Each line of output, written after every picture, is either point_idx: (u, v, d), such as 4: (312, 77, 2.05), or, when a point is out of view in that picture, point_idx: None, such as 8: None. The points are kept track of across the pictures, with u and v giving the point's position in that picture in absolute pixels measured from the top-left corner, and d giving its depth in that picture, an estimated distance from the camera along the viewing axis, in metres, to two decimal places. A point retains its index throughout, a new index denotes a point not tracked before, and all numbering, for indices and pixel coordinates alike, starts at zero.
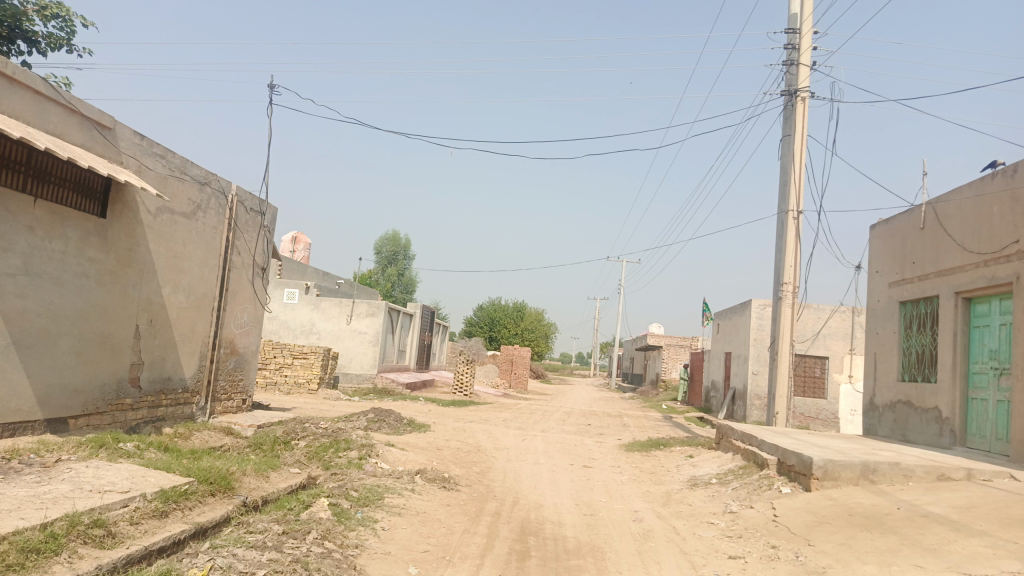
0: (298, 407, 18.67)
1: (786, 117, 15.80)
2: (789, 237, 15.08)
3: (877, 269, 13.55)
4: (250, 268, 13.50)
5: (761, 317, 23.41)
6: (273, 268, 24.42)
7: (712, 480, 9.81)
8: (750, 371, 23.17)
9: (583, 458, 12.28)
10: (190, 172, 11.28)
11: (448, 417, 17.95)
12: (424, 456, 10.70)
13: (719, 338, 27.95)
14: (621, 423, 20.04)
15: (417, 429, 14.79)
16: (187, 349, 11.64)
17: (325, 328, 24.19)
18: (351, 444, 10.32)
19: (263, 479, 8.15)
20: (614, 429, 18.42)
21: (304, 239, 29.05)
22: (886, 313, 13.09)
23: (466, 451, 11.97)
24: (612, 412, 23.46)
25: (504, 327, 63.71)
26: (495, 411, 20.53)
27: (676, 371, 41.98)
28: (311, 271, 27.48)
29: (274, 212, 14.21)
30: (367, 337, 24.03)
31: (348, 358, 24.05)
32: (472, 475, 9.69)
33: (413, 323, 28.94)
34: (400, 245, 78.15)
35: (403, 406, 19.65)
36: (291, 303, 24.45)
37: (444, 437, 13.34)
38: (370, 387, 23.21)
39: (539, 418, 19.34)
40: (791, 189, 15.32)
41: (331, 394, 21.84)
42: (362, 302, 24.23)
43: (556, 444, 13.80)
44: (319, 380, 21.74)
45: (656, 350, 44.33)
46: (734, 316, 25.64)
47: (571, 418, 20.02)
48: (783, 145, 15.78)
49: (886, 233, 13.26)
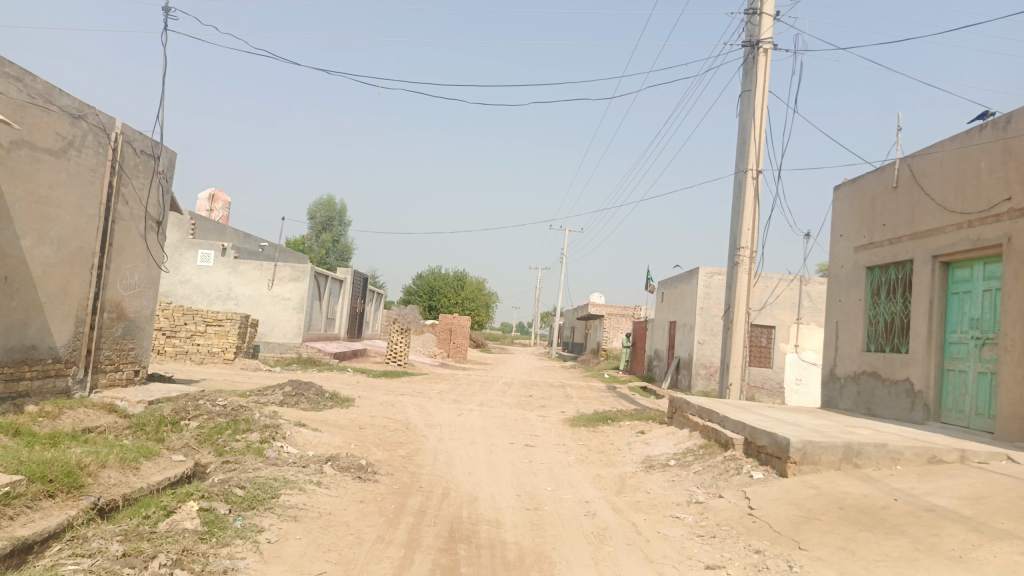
0: (209, 379, 16.88)
1: (746, 71, 14.49)
2: (748, 200, 13.90)
3: (841, 232, 12.59)
4: (141, 221, 11.77)
5: (708, 285, 22.61)
6: (185, 227, 22.27)
7: (670, 462, 8.66)
8: (696, 340, 22.39)
9: (524, 436, 11.03)
10: (59, 101, 9.37)
11: (378, 390, 16.47)
12: (341, 437, 9.23)
13: (663, 307, 27.17)
14: (564, 395, 18.94)
15: (340, 404, 13.28)
16: (59, 313, 9.82)
17: (244, 294, 22.29)
18: (252, 425, 8.75)
19: (129, 473, 6.54)
20: (557, 402, 17.26)
21: (223, 197, 26.83)
22: (850, 279, 12.16)
23: (391, 430, 10.54)
24: (555, 383, 22.38)
25: (443, 296, 62.14)
26: (429, 383, 19.13)
27: (618, 341, 41.38)
28: (230, 232, 25.40)
29: (171, 158, 12.40)
30: (291, 303, 22.24)
31: (270, 325, 22.21)
32: (396, 460, 8.29)
33: (344, 289, 27.19)
34: (336, 211, 75.32)
35: (329, 378, 18.05)
36: (206, 266, 22.36)
37: (369, 414, 11.88)
38: (294, 357, 21.49)
39: (476, 390, 18.02)
40: (753, 148, 14.02)
41: (249, 365, 20.08)
42: (285, 265, 22.35)
43: (494, 419, 12.50)
44: (235, 349, 19.99)
45: (597, 319, 43.57)
46: (680, 284, 24.78)
47: (512, 390, 18.79)
48: (743, 101, 14.49)
49: (853, 193, 12.30)
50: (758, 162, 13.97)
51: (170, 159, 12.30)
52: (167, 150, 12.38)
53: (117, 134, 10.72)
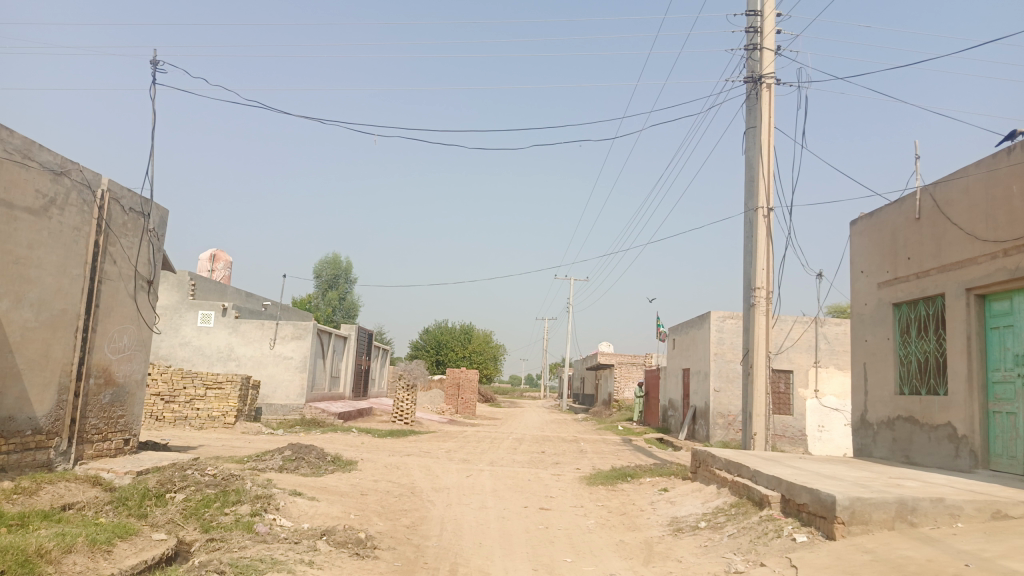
0: (207, 445, 16.15)
1: (750, 107, 14.15)
2: (760, 238, 13.26)
3: (861, 268, 11.98)
4: (131, 281, 11.34)
5: (721, 330, 21.91)
6: (185, 287, 21.85)
7: (700, 524, 7.90)
8: (712, 388, 21.60)
9: (539, 498, 10.27)
10: (39, 158, 9.03)
11: (383, 451, 15.70)
12: (340, 506, 8.50)
13: (675, 355, 26.42)
14: (578, 450, 18.11)
15: (342, 468, 12.54)
16: (39, 379, 9.24)
17: (245, 354, 21.72)
18: (242, 496, 8.05)
19: (100, 557, 5.84)
20: (571, 458, 16.43)
21: (224, 257, 26.51)
22: (876, 317, 11.49)
23: (396, 496, 9.81)
24: (567, 437, 21.54)
25: (451, 350, 61.37)
26: (437, 442, 18.35)
27: (629, 391, 40.43)
28: (231, 292, 24.98)
29: (160, 215, 12.13)
30: (293, 363, 21.62)
31: (272, 386, 21.55)
32: (399, 531, 7.57)
33: (348, 346, 26.60)
34: (341, 268, 75.30)
35: (332, 440, 17.30)
36: (206, 327, 21.87)
37: (373, 479, 11.15)
38: (296, 419, 20.76)
39: (486, 448, 17.22)
40: (763, 184, 13.47)
41: (251, 428, 19.36)
42: (287, 323, 21.83)
43: (506, 480, 11.73)
44: (235, 413, 19.32)
45: (607, 369, 42.71)
46: (691, 330, 24.08)
47: (523, 446, 18.00)
48: (748, 137, 14.09)
49: (871, 227, 11.74)
50: (768, 198, 13.40)
51: (160, 217, 12.10)
52: (157, 206, 12.07)
53: (102, 190, 10.40)
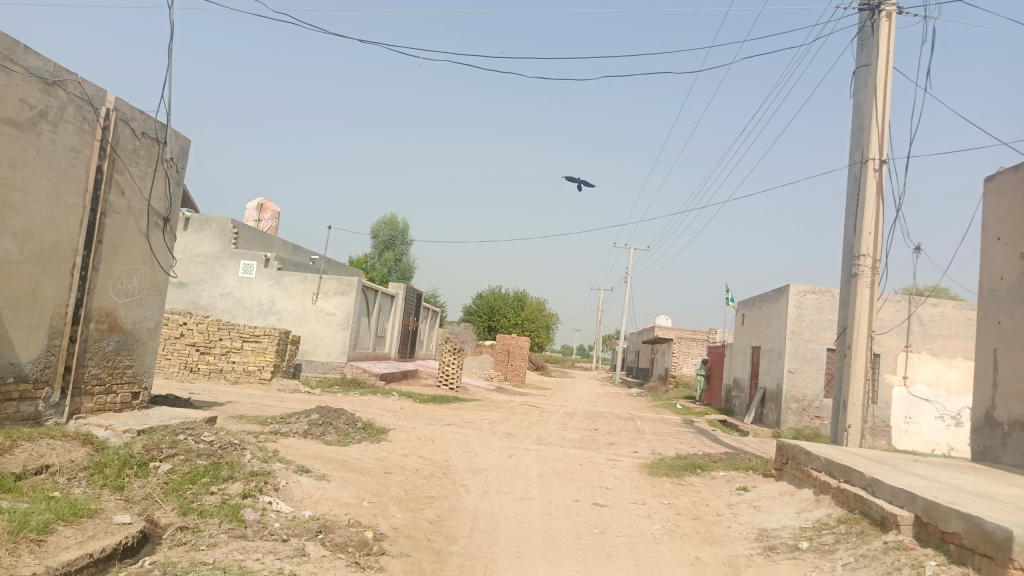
0: (236, 401, 15.11)
1: (863, 42, 12.13)
2: (868, 195, 11.25)
3: (997, 234, 9.87)
4: (143, 216, 10.12)
5: (801, 306, 19.80)
6: (227, 235, 20.83)
7: (800, 544, 6.19)
8: (787, 369, 19.61)
9: (593, 489, 8.70)
10: (24, 62, 7.76)
11: (422, 419, 14.38)
12: (354, 489, 7.07)
13: (743, 331, 24.43)
14: (635, 429, 16.46)
15: (373, 437, 11.19)
16: (25, 321, 8.06)
17: (287, 308, 20.65)
18: (236, 471, 6.68)
19: (25, 550, 4.48)
20: (628, 439, 14.80)
21: (272, 206, 25.41)
22: (1013, 294, 9.42)
23: (424, 477, 8.36)
24: (622, 414, 19.91)
25: (504, 316, 60.10)
26: (482, 411, 16.96)
27: (688, 367, 38.45)
28: (277, 243, 23.95)
29: (179, 144, 10.86)
30: (336, 320, 20.47)
31: (312, 343, 20.47)
32: (419, 529, 6.10)
33: (395, 305, 25.41)
34: (398, 229, 74.60)
35: (369, 403, 16.08)
36: (248, 278, 20.80)
37: (404, 453, 9.76)
38: (337, 378, 19.62)
39: (534, 421, 15.75)
40: (876, 132, 11.41)
41: (287, 386, 18.30)
42: (331, 277, 20.65)
43: (554, 463, 10.20)
44: (272, 369, 18.23)
45: (665, 344, 40.74)
46: (765, 304, 22.03)
47: (574, 422, 16.45)
48: (859, 77, 12.10)
49: (1014, 185, 9.61)
50: (883, 149, 11.33)
51: (179, 146, 10.82)
52: (175, 134, 10.82)
53: (108, 109, 9.14)
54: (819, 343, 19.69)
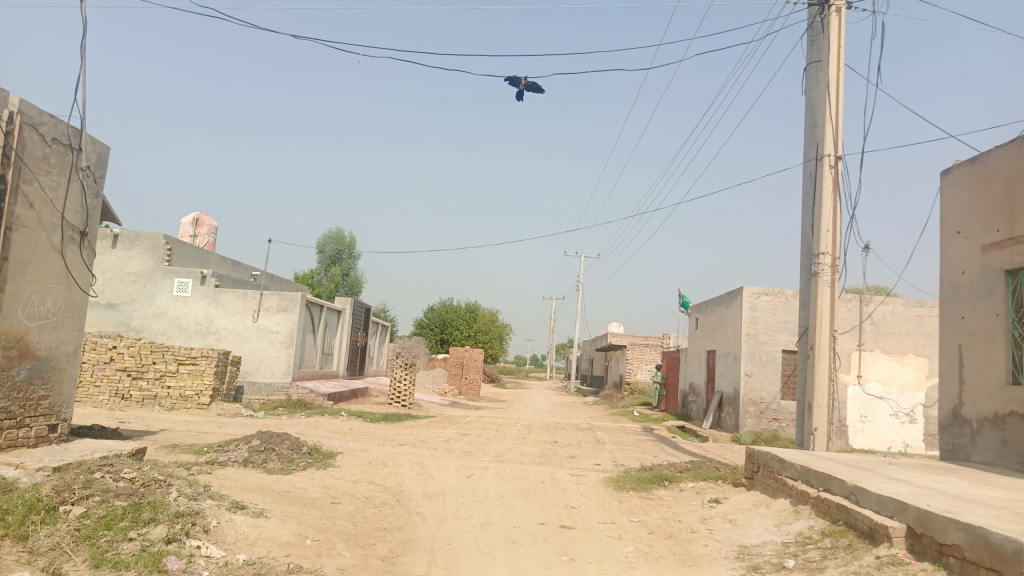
0: (171, 428, 14.12)
1: (813, 38, 11.97)
2: (824, 192, 11.04)
3: (957, 228, 9.74)
4: (56, 229, 9.21)
5: (755, 308, 19.70)
6: (160, 253, 19.71)
7: (785, 562, 5.75)
8: (743, 372, 19.47)
9: (558, 509, 8.15)
10: None
11: (373, 440, 13.63)
12: (296, 526, 6.37)
13: (697, 335, 24.31)
14: (595, 440, 16.00)
15: (319, 463, 10.44)
16: None
17: (226, 327, 19.62)
18: (159, 513, 5.90)
19: None
20: (588, 450, 14.31)
21: (209, 221, 24.28)
22: (977, 289, 9.26)
23: (375, 506, 7.69)
24: (581, 424, 19.45)
25: (456, 329, 59.28)
26: (436, 428, 16.27)
27: (642, 374, 38.29)
28: (215, 259, 22.86)
29: (96, 151, 9.98)
30: (279, 338, 19.53)
31: (255, 363, 19.48)
32: (370, 568, 5.44)
33: (342, 320, 24.53)
34: (345, 243, 73.16)
35: (316, 425, 15.24)
36: (183, 297, 19.70)
37: (353, 479, 9.06)
38: (281, 400, 18.67)
39: (491, 437, 15.15)
40: (830, 129, 11.25)
41: (228, 410, 17.30)
42: (272, 294, 19.71)
43: (515, 481, 9.62)
44: (211, 392, 17.23)
45: (619, 351, 40.58)
46: (719, 308, 21.91)
47: (533, 435, 15.90)
48: (811, 74, 11.94)
49: (972, 178, 9.49)
50: (837, 146, 11.15)
51: (96, 153, 9.95)
52: (92, 140, 9.94)
53: (11, 112, 8.25)
54: (774, 345, 19.61)
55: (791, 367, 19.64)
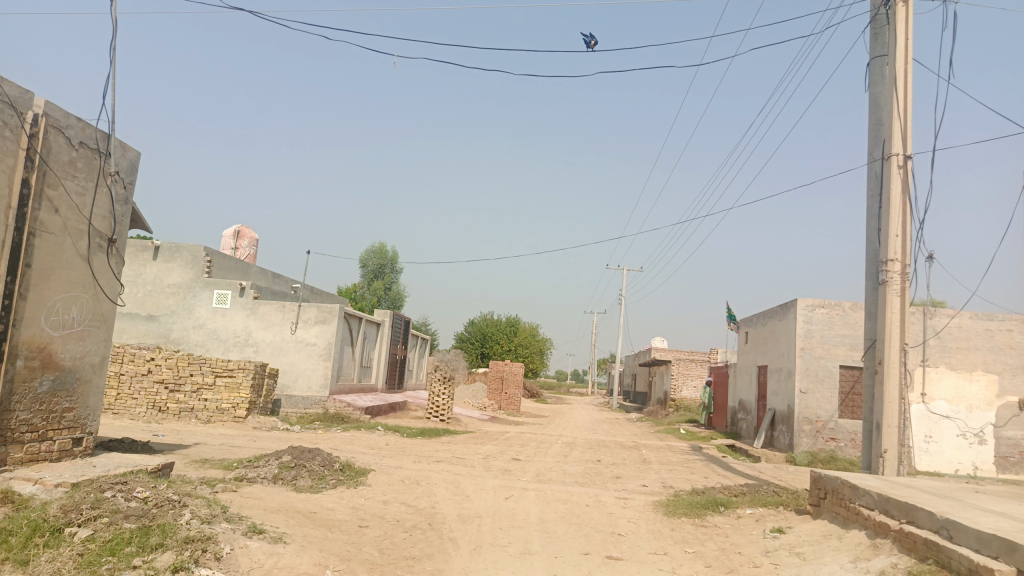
0: (205, 442, 13.82)
1: (876, 30, 11.14)
2: (893, 194, 10.18)
3: None
4: (83, 236, 8.93)
5: (810, 321, 18.72)
6: (199, 264, 19.62)
7: None
8: (798, 389, 18.47)
9: (603, 537, 7.47)
10: None
11: (408, 457, 13.10)
12: (317, 553, 5.83)
13: (747, 350, 23.31)
14: (640, 459, 15.22)
15: (351, 481, 9.94)
16: None
17: (264, 339, 19.40)
18: (168, 538, 5.40)
19: None
20: (634, 470, 13.55)
21: (250, 233, 24.22)
22: None
23: (405, 531, 7.12)
24: (625, 442, 18.66)
25: (496, 343, 58.76)
26: (474, 445, 15.69)
27: (687, 390, 37.13)
28: (255, 272, 22.76)
29: (126, 157, 9.73)
30: (317, 351, 19.22)
31: (292, 376, 19.19)
32: None
33: (381, 333, 24.21)
34: (387, 257, 73.44)
35: (352, 440, 14.80)
36: (222, 309, 19.56)
37: (384, 500, 8.52)
38: (318, 414, 18.33)
39: (532, 454, 14.51)
40: (898, 125, 10.37)
41: (264, 423, 17.00)
42: (310, 305, 19.44)
43: (557, 504, 8.97)
44: (247, 405, 16.96)
45: (663, 366, 39.50)
46: (770, 321, 20.93)
47: (575, 453, 15.21)
48: (874, 69, 11.10)
49: None
50: (907, 144, 10.26)
51: (125, 159, 9.69)
52: (122, 146, 9.68)
53: (36, 115, 8.02)
54: (831, 360, 18.57)
55: (849, 383, 18.57)
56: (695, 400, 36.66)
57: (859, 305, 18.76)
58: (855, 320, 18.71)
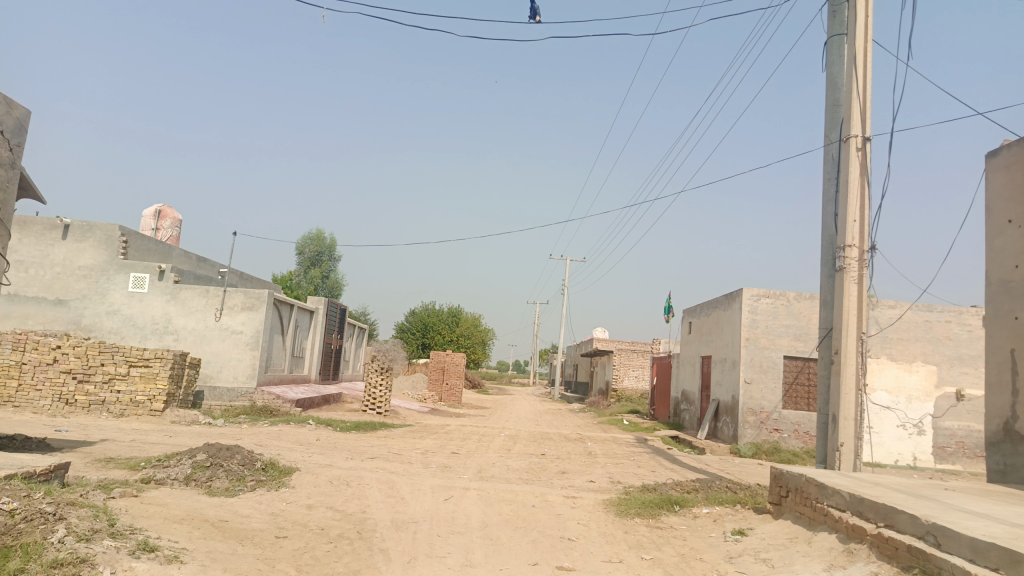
0: (114, 438, 12.59)
1: (834, 8, 10.73)
2: (851, 178, 9.79)
3: (1008, 216, 8.53)
4: None
5: (755, 311, 18.51)
6: (114, 245, 18.16)
7: None
8: (743, 380, 18.27)
9: (552, 543, 6.79)
10: None
11: (340, 453, 12.18)
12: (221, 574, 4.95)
13: (691, 339, 23.09)
14: (585, 452, 14.66)
15: (273, 482, 8.99)
16: None
17: (185, 327, 18.07)
18: (32, 561, 4.43)
19: None
20: (580, 465, 12.96)
21: (173, 213, 22.67)
22: None
23: (330, 541, 6.29)
24: (569, 434, 18.11)
25: (437, 333, 57.73)
26: (412, 439, 14.86)
27: (629, 380, 36.95)
28: (178, 255, 21.29)
29: (12, 115, 8.51)
30: (243, 339, 18.02)
31: (217, 365, 17.95)
32: None
33: (315, 321, 23.06)
34: (325, 244, 71.39)
35: (279, 435, 13.77)
36: (140, 293, 18.13)
37: (309, 504, 7.63)
38: (244, 406, 17.18)
39: (473, 449, 13.77)
40: (857, 106, 9.98)
41: (184, 417, 15.77)
42: (237, 291, 18.21)
43: (500, 505, 8.25)
44: (165, 397, 15.70)
45: (605, 356, 39.28)
46: (715, 311, 20.70)
47: (518, 446, 14.55)
48: (832, 48, 10.71)
49: None
50: (866, 125, 9.87)
51: (11, 116, 8.47)
52: (7, 103, 8.46)
53: None
54: (775, 350, 18.40)
55: (793, 374, 18.42)
56: (636, 391, 36.54)
57: (803, 295, 18.64)
58: (800, 310, 18.58)
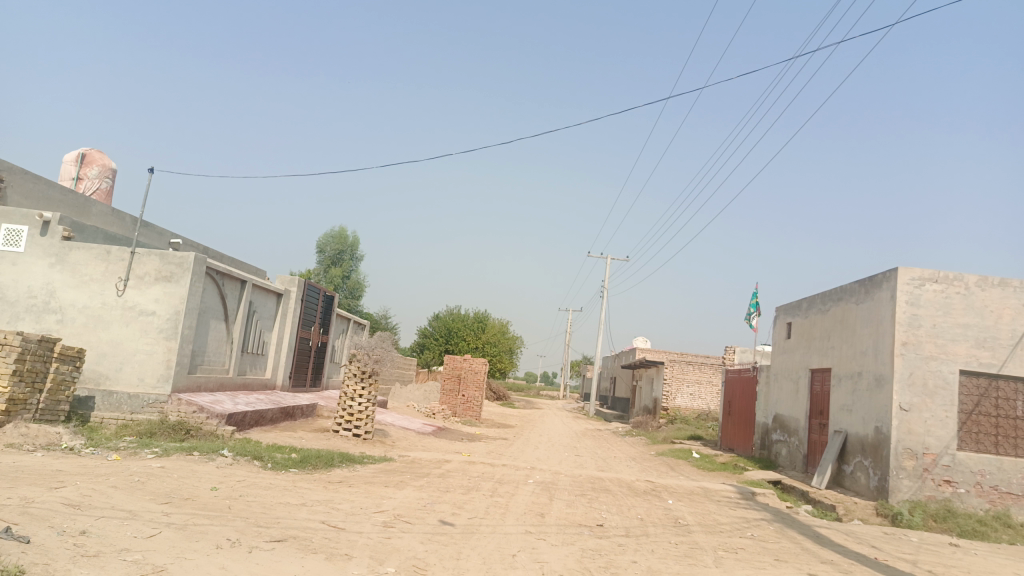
0: None
1: None
2: None
3: None
4: None
5: (915, 302, 12.36)
6: None
7: None
8: (897, 405, 12.10)
9: None
10: None
11: (219, 530, 6.31)
12: None
13: (791, 347, 16.94)
14: (671, 524, 8.58)
15: None
16: None
17: (74, 303, 12.45)
18: None
19: None
20: (675, 560, 6.94)
21: (102, 160, 17.19)
22: None
23: None
24: (630, 480, 12.04)
25: (463, 339, 51.82)
26: (382, 490, 8.95)
27: (681, 398, 30.60)
28: (97, 211, 15.71)
29: None
30: (156, 325, 12.36)
31: (115, 360, 12.28)
32: None
33: (286, 308, 17.36)
34: (347, 243, 66.24)
35: (145, 481, 7.93)
36: (13, 254, 12.57)
37: None
38: (148, 423, 11.53)
39: (479, 516, 7.81)
40: None
41: (35, 434, 10.04)
42: (150, 255, 12.52)
43: None
44: (6, 406, 10.00)
45: (654, 369, 33.13)
46: (838, 305, 14.58)
47: (558, 510, 8.53)
48: None
49: None
50: None
51: None
52: None
53: None
54: (947, 362, 12.20)
55: (973, 398, 12.20)
56: (691, 411, 30.28)
57: (989, 281, 12.40)
58: (983, 304, 12.34)
